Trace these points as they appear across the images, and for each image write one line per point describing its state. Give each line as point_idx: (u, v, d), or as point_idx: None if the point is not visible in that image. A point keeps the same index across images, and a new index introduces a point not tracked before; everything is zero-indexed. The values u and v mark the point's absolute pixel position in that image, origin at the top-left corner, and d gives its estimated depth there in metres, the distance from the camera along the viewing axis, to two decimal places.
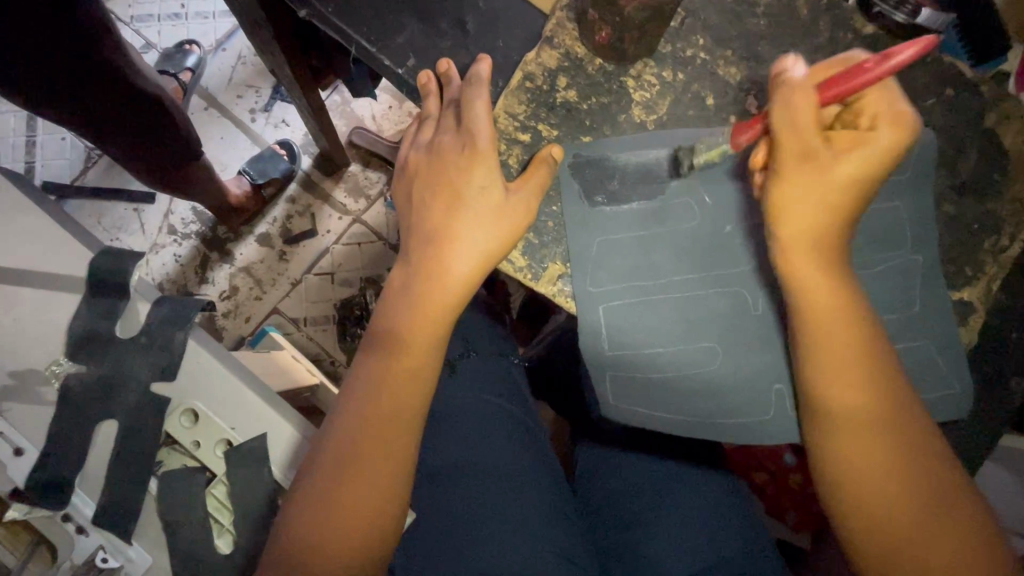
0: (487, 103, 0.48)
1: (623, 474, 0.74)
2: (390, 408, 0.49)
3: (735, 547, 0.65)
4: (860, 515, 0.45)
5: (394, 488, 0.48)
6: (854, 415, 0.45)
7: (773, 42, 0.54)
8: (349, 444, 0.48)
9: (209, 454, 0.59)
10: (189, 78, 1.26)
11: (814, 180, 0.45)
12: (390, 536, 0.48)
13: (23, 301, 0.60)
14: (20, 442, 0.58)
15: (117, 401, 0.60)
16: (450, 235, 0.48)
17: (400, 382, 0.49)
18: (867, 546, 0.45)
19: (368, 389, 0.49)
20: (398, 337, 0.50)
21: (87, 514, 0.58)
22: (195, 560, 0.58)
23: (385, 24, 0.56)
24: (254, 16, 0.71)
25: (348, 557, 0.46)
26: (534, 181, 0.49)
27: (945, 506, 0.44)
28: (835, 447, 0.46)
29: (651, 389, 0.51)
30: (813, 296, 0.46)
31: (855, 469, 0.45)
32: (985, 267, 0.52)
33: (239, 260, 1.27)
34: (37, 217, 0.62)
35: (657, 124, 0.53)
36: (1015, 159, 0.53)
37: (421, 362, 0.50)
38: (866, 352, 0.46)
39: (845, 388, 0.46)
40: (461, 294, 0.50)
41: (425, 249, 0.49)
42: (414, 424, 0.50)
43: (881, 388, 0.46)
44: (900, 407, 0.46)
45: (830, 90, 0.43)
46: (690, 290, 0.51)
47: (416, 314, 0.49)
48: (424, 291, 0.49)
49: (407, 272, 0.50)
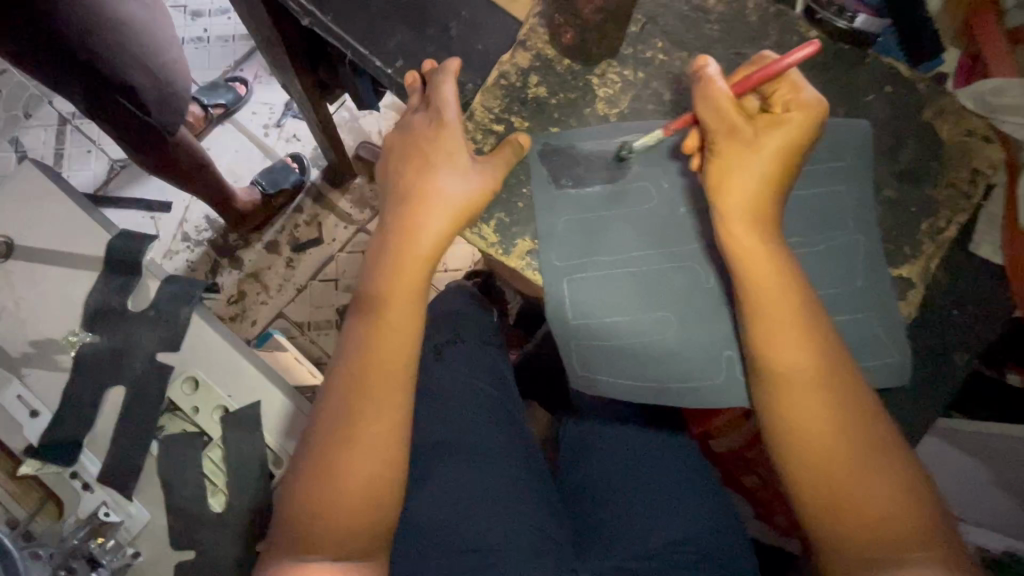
0: (455, 90, 0.55)
1: (604, 458, 0.74)
2: (371, 364, 0.52)
3: (704, 524, 0.68)
4: (815, 481, 0.48)
5: (373, 446, 0.50)
6: (801, 378, 0.49)
7: (727, 44, 0.60)
8: (335, 400, 0.52)
9: (208, 419, 0.64)
10: (220, 112, 1.37)
11: (749, 154, 0.51)
12: (374, 499, 0.50)
13: (45, 278, 0.66)
14: (37, 405, 0.64)
15: (126, 370, 0.65)
16: (428, 204, 0.53)
17: (381, 339, 0.53)
18: (824, 514, 0.47)
19: (351, 353, 0.53)
20: (376, 305, 0.54)
21: (94, 471, 0.63)
22: (191, 519, 0.62)
23: (377, 29, 0.62)
24: (267, 35, 0.79)
25: (330, 512, 0.49)
26: (502, 158, 0.55)
27: (893, 468, 0.47)
28: (783, 405, 0.49)
29: (613, 356, 0.55)
30: (761, 267, 0.50)
31: (800, 425, 0.49)
32: (924, 247, 0.56)
33: (247, 266, 1.33)
34: (64, 204, 0.69)
35: (619, 117, 0.59)
36: (952, 149, 0.57)
37: (399, 319, 0.53)
38: (808, 318, 0.50)
39: (792, 355, 0.49)
40: (431, 262, 0.55)
41: (403, 224, 0.54)
42: (395, 380, 0.52)
43: (825, 354, 0.49)
44: (842, 372, 0.49)
45: (743, 82, 0.51)
46: (648, 265, 0.55)
47: (394, 277, 0.54)
48: (401, 257, 0.54)
49: (389, 238, 0.55)
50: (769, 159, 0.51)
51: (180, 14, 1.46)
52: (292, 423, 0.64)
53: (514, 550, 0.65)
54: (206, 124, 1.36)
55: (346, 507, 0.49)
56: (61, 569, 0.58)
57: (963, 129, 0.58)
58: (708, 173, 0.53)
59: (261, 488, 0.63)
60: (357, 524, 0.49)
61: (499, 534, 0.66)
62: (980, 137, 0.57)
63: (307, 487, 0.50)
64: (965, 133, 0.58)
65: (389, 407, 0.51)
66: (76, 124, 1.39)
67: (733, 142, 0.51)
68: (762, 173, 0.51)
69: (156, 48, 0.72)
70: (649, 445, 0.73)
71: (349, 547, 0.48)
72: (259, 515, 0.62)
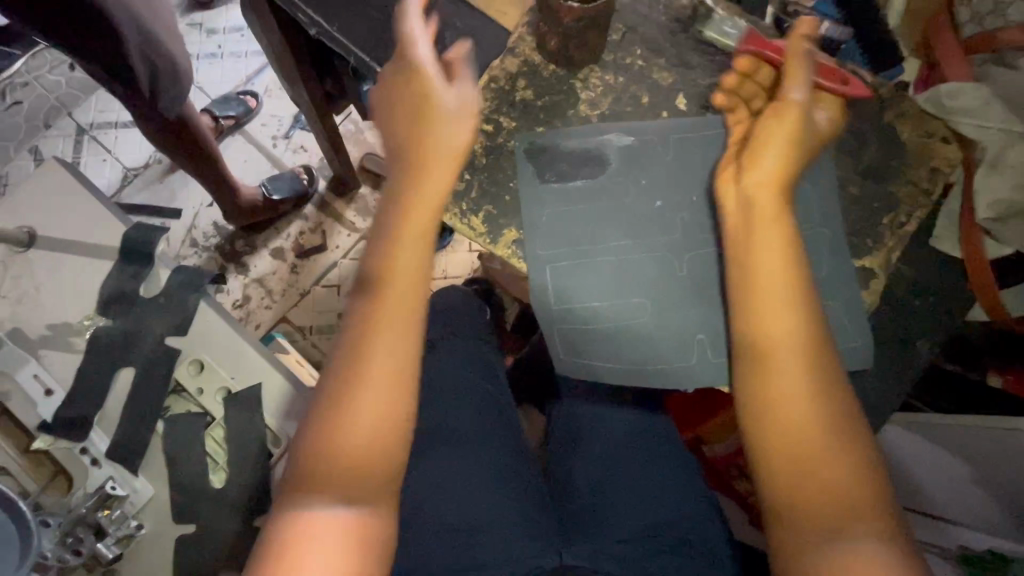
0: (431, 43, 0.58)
1: (589, 451, 0.75)
2: (382, 300, 0.54)
3: (685, 512, 0.70)
4: (781, 452, 0.49)
5: (377, 383, 0.51)
6: (783, 349, 0.50)
7: (701, 52, 0.65)
8: (348, 338, 0.53)
9: (210, 398, 0.69)
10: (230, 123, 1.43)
11: (807, 131, 0.55)
12: (375, 440, 0.50)
13: (63, 267, 0.71)
14: (51, 384, 0.67)
15: (136, 353, 0.69)
16: (430, 149, 0.57)
17: (392, 276, 0.55)
18: (778, 479, 0.49)
19: (364, 291, 0.54)
20: (388, 248, 0.55)
21: (102, 448, 0.66)
22: (193, 494, 0.65)
23: (378, 38, 0.67)
24: (276, 48, 0.85)
25: (332, 453, 0.49)
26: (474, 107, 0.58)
27: (859, 447, 0.48)
28: (762, 374, 0.51)
29: (591, 339, 0.58)
30: (739, 250, 0.54)
31: (778, 393, 0.50)
32: (886, 240, 0.60)
33: (253, 272, 1.38)
34: (82, 198, 0.73)
35: (600, 118, 0.63)
36: (913, 149, 0.61)
37: (409, 258, 0.55)
38: (790, 301, 0.51)
39: (772, 329, 0.51)
40: (430, 212, 0.56)
41: (412, 167, 0.57)
42: (408, 315, 0.54)
43: (806, 330, 0.51)
44: (822, 350, 0.51)
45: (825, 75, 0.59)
46: (626, 254, 0.59)
47: (401, 217, 0.56)
48: (409, 199, 0.56)
49: (402, 180, 0.57)
50: (801, 137, 0.55)
51: (196, 32, 1.54)
52: (291, 404, 0.68)
53: (500, 532, 0.67)
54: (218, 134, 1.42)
55: (344, 456, 0.50)
56: (69, 536, 0.61)
57: (922, 132, 0.61)
58: (768, 137, 0.55)
59: (262, 467, 0.66)
60: (354, 477, 0.49)
61: (486, 516, 0.69)
62: (939, 138, 0.61)
63: (314, 429, 0.51)
64: (925, 134, 0.61)
65: (397, 342, 0.52)
66: (94, 134, 1.46)
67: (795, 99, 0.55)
68: (784, 147, 0.55)
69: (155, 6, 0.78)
70: (635, 437, 0.75)
71: (345, 490, 0.49)
72: (259, 491, 0.66)
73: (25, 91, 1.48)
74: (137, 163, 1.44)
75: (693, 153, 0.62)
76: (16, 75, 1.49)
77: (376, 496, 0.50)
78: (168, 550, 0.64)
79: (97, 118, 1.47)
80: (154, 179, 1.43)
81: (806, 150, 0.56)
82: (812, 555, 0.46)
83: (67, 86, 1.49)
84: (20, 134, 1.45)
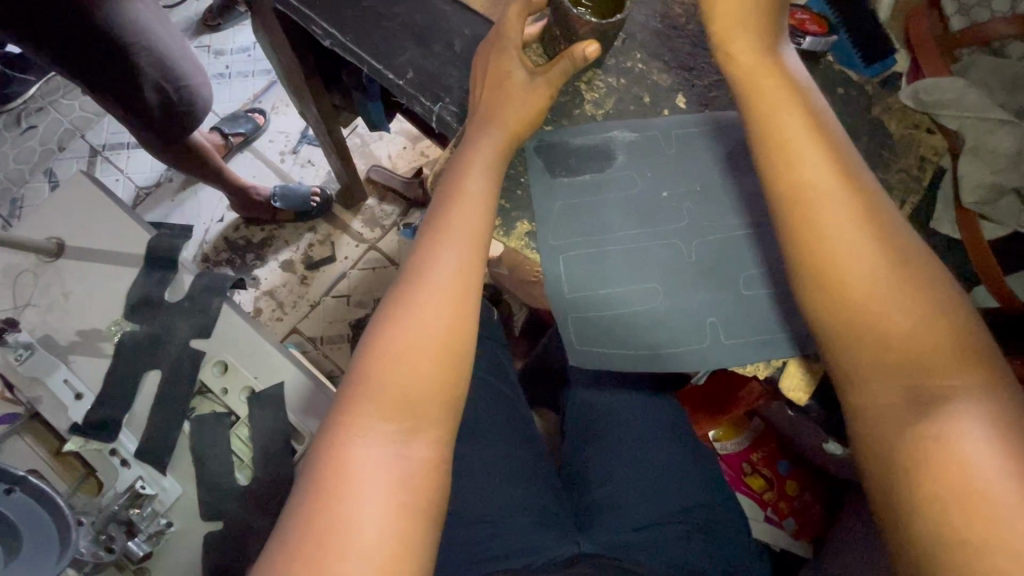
0: (519, 17, 0.63)
1: (609, 448, 0.75)
2: (456, 231, 0.56)
3: (698, 498, 0.72)
4: (869, 380, 0.46)
5: (442, 313, 0.52)
6: (824, 224, 0.49)
7: (697, 56, 0.68)
8: (417, 267, 0.55)
9: (235, 398, 0.72)
10: (239, 140, 1.46)
11: None
12: (436, 372, 0.51)
13: (95, 279, 0.76)
14: (81, 387, 0.71)
15: (164, 355, 0.73)
16: (506, 108, 0.61)
17: (467, 213, 0.57)
18: (862, 355, 0.47)
19: (434, 221, 0.57)
20: (460, 186, 0.58)
21: (131, 449, 0.69)
22: (220, 490, 0.68)
23: (389, 48, 0.70)
24: (289, 64, 0.89)
25: (398, 383, 0.50)
26: (555, 73, 0.62)
27: (938, 311, 0.46)
28: (817, 250, 0.49)
29: (608, 326, 0.59)
30: (795, 188, 0.51)
31: (836, 262, 0.48)
32: None
33: (263, 284, 1.40)
34: (112, 212, 0.78)
35: (604, 116, 0.66)
36: (900, 141, 0.64)
37: (480, 200, 0.58)
38: (843, 187, 0.50)
39: (849, 257, 0.48)
40: (494, 172, 0.60)
41: (492, 116, 0.61)
42: (480, 249, 0.56)
43: (857, 209, 0.49)
44: (925, 275, 0.47)
45: None
46: (635, 243, 0.61)
47: (471, 161, 0.60)
48: (479, 145, 0.60)
49: (480, 130, 0.61)
50: (780, 74, 0.55)
51: (204, 53, 1.58)
52: (311, 403, 0.72)
53: (518, 521, 0.69)
54: (228, 152, 1.46)
55: (407, 402, 0.50)
56: (102, 533, 0.62)
57: (908, 123, 0.64)
58: None
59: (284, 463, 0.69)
60: (415, 444, 0.49)
61: (503, 508, 0.70)
62: (925, 129, 0.64)
63: (377, 358, 0.51)
64: (911, 126, 0.64)
65: (458, 274, 0.54)
66: (106, 155, 1.49)
67: (756, 23, 0.57)
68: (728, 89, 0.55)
69: (165, 36, 0.88)
70: (649, 429, 0.76)
71: (405, 438, 0.49)
72: (283, 486, 0.69)
73: (41, 116, 1.52)
74: (149, 181, 1.47)
75: (693, 147, 0.64)
76: (31, 101, 1.53)
77: (431, 460, 0.49)
78: (198, 545, 0.67)
79: (109, 139, 1.51)
80: (166, 196, 1.46)
81: (762, 80, 0.55)
82: (904, 481, 0.42)
83: (80, 109, 1.53)
84: (35, 157, 1.49)
